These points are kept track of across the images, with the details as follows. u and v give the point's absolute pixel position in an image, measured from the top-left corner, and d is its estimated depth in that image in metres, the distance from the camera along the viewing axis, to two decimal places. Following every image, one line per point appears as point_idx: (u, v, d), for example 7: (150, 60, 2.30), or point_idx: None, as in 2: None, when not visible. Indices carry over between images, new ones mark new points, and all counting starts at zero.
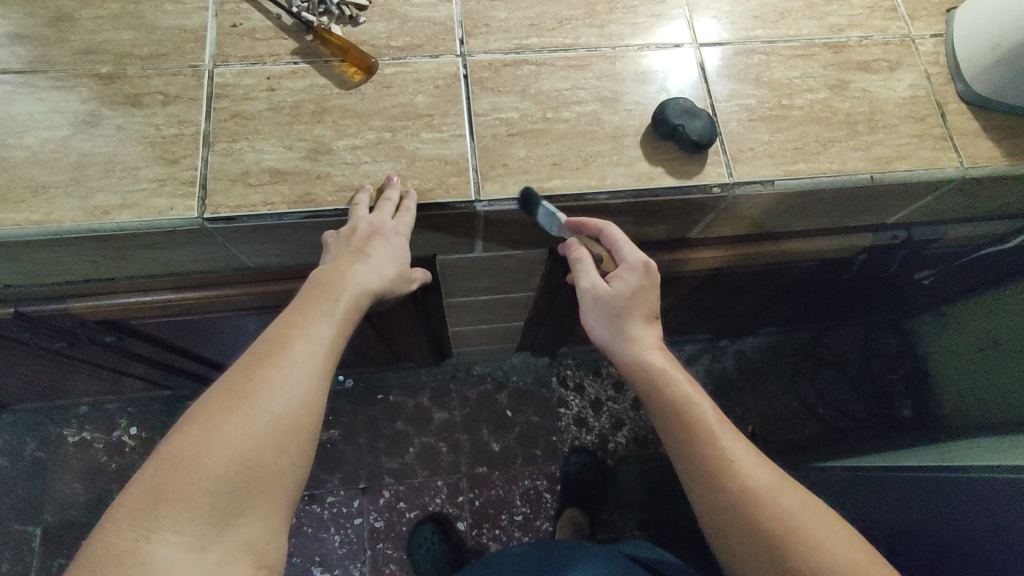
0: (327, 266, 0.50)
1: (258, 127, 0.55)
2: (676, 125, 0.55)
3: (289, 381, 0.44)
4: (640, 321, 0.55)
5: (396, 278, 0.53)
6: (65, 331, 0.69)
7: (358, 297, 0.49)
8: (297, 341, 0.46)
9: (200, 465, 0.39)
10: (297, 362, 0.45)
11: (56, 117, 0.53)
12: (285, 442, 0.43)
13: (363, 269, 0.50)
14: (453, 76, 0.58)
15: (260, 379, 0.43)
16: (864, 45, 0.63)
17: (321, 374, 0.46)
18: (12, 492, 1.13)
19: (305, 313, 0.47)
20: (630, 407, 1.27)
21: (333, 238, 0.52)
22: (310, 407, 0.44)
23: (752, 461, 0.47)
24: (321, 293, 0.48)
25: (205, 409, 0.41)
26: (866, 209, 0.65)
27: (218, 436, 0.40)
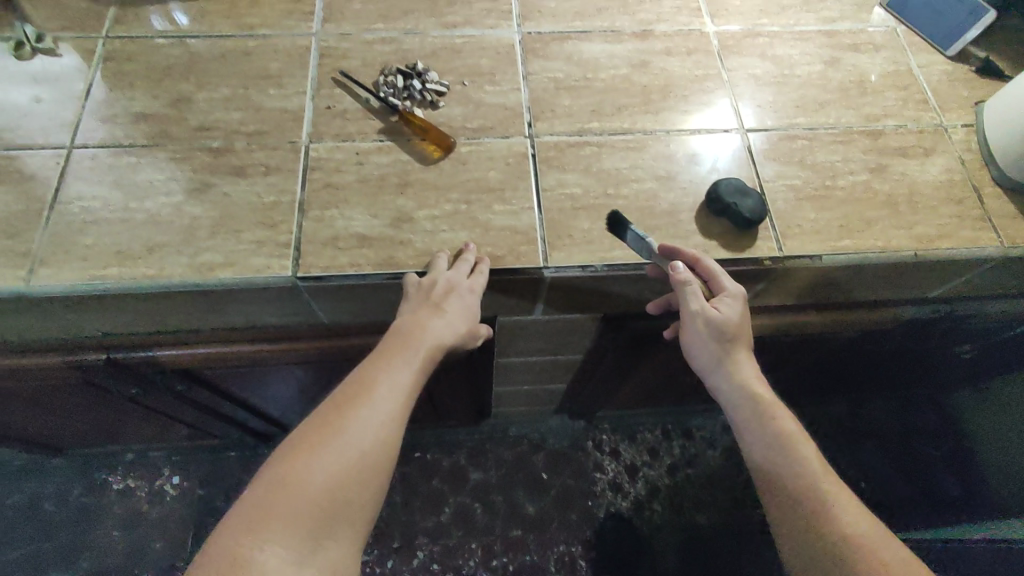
0: (406, 318, 0.54)
1: (347, 197, 0.61)
2: (730, 203, 0.60)
3: (371, 421, 0.48)
4: (740, 352, 0.58)
5: (466, 333, 0.56)
6: (144, 378, 0.74)
7: (433, 348, 0.53)
8: (380, 385, 0.50)
9: (295, 489, 0.43)
10: (380, 403, 0.49)
11: (172, 184, 0.60)
12: (368, 475, 0.46)
13: (438, 321, 0.53)
14: (522, 154, 0.64)
15: (347, 417, 0.47)
16: (899, 132, 0.68)
17: (400, 413, 0.50)
18: (55, 538, 1.14)
19: (387, 360, 0.52)
20: (666, 474, 1.26)
21: (411, 285, 0.56)
22: (390, 443, 0.48)
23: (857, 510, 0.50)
24: (401, 343, 0.52)
25: (299, 440, 0.46)
26: (910, 283, 0.68)
27: (312, 465, 0.45)
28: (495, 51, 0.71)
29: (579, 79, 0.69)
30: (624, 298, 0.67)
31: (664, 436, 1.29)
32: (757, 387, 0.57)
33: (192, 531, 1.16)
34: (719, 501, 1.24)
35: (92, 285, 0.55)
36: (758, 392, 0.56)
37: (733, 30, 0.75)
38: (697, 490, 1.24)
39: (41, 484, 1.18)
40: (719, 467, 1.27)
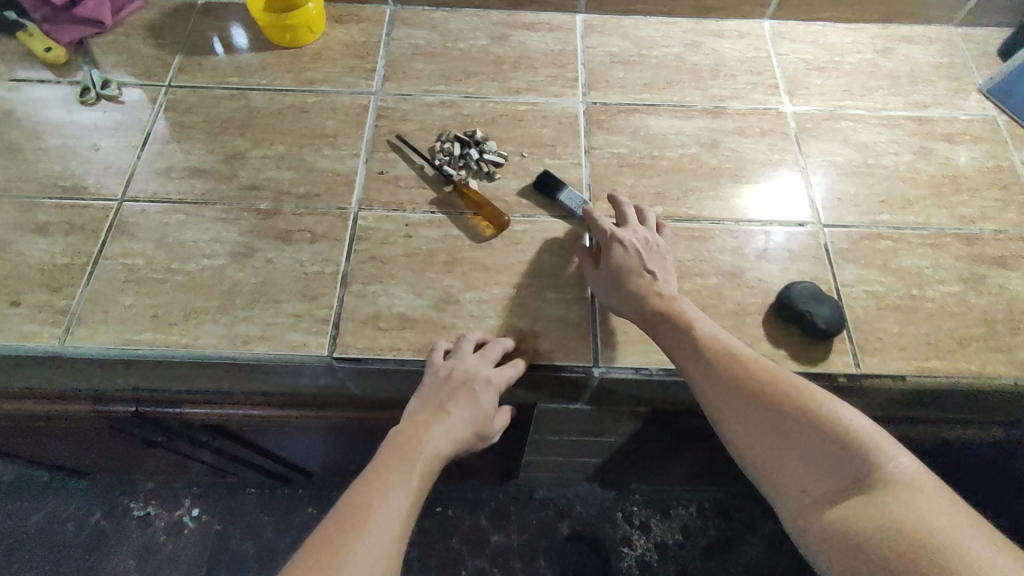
0: (409, 421, 0.49)
1: (393, 271, 0.58)
2: (803, 311, 0.54)
3: (364, 557, 0.40)
4: (640, 275, 0.53)
5: (474, 438, 0.50)
6: (170, 429, 0.72)
7: (434, 460, 0.46)
8: (376, 510, 0.42)
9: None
10: (375, 535, 0.41)
11: (216, 246, 0.58)
12: None
13: (440, 428, 0.47)
14: (579, 237, 0.60)
15: (337, 555, 0.39)
16: (998, 239, 0.62)
17: (398, 549, 0.41)
18: (71, 562, 1.14)
19: (384, 477, 0.44)
20: (699, 557, 1.18)
21: (429, 370, 0.52)
22: None
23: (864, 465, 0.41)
24: (400, 454, 0.46)
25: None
26: (1002, 408, 0.61)
27: None
28: (557, 121, 0.67)
29: (645, 157, 0.65)
30: (677, 399, 0.62)
31: (700, 515, 1.22)
32: (659, 296, 0.52)
33: (205, 568, 1.14)
34: None
35: (126, 350, 0.53)
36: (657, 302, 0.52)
37: (813, 111, 0.70)
38: None
39: (64, 504, 1.18)
40: (758, 555, 1.18)
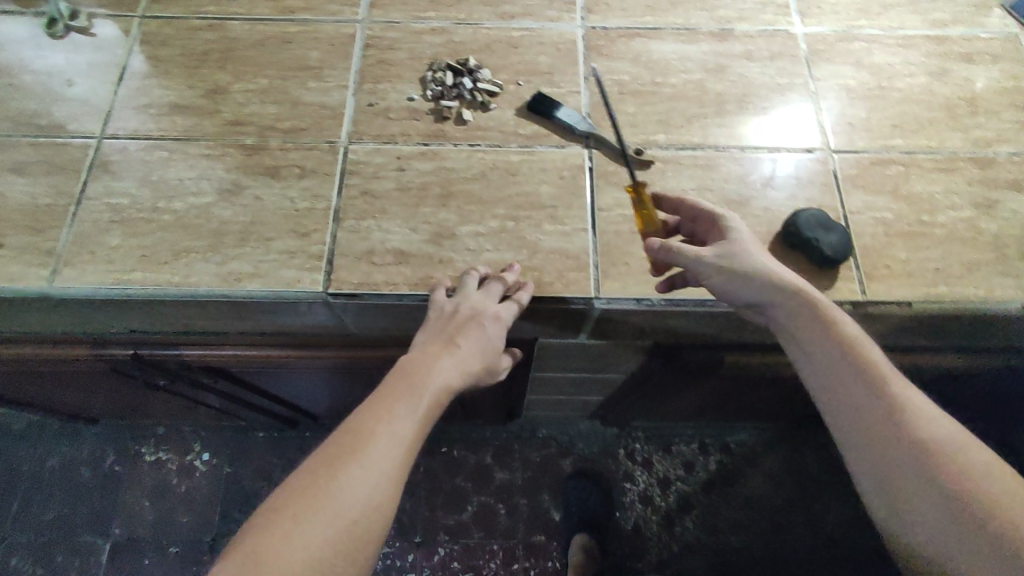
0: (415, 355, 0.48)
1: (386, 206, 0.56)
2: (809, 238, 0.53)
3: (365, 480, 0.41)
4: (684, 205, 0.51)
5: (481, 373, 0.50)
6: (171, 372, 0.72)
7: (440, 394, 0.46)
8: (379, 437, 0.43)
9: (267, 565, 0.37)
10: (376, 461, 0.42)
11: (202, 184, 0.56)
12: (355, 546, 0.40)
13: (449, 361, 0.47)
14: (578, 168, 0.58)
15: (339, 476, 0.41)
16: (1014, 162, 0.59)
17: (399, 475, 0.43)
18: (89, 501, 1.18)
19: (388, 406, 0.45)
20: (701, 490, 1.20)
21: (434, 307, 0.51)
22: (384, 510, 0.41)
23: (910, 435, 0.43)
24: (406, 384, 0.46)
25: (283, 504, 0.40)
26: (1007, 334, 0.60)
27: (294, 535, 0.39)
28: (554, 46, 0.64)
29: (645, 84, 0.62)
30: (677, 331, 0.61)
31: (702, 450, 1.23)
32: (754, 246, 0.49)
33: (219, 508, 1.19)
34: (756, 523, 1.18)
35: (117, 289, 0.52)
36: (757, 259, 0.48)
37: (825, 32, 0.66)
38: (734, 510, 1.19)
39: (77, 449, 1.21)
40: (758, 488, 1.20)
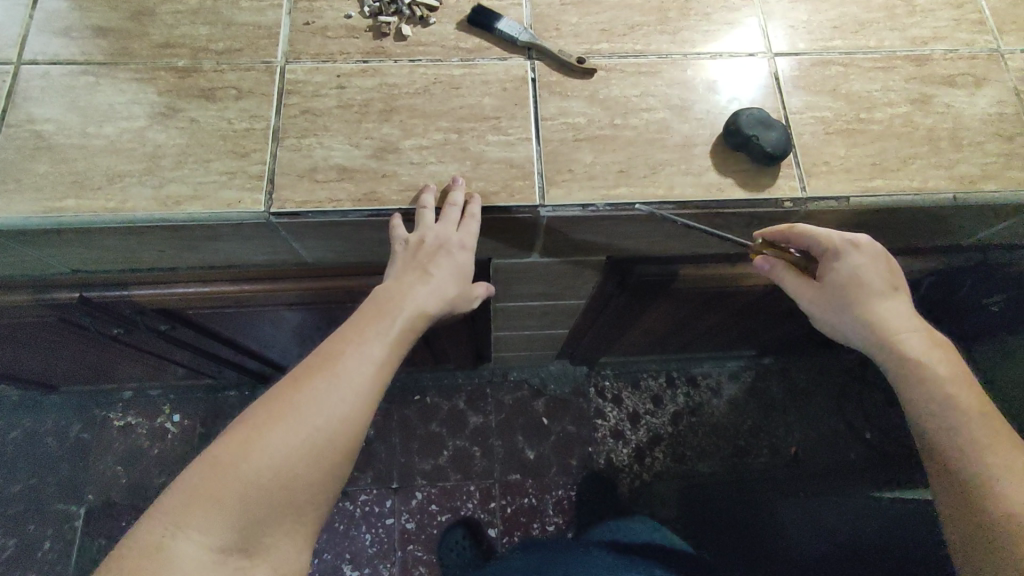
0: (387, 287, 0.49)
1: (327, 124, 0.55)
2: (750, 137, 0.53)
3: (335, 396, 0.44)
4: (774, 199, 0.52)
5: (457, 299, 0.51)
6: (124, 317, 0.71)
7: (413, 320, 0.48)
8: (350, 357, 0.45)
9: (235, 469, 0.41)
10: (346, 379, 0.44)
11: (134, 108, 0.54)
12: (319, 457, 0.42)
13: (422, 291, 0.49)
14: (521, 79, 0.57)
15: (308, 392, 0.43)
16: (948, 59, 0.60)
17: (367, 395, 0.45)
18: (57, 471, 1.19)
19: (363, 329, 0.47)
20: (669, 421, 1.24)
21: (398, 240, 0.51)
22: (351, 428, 0.44)
23: (1004, 455, 0.46)
24: (379, 312, 0.48)
25: (255, 415, 0.43)
26: (943, 230, 0.62)
27: (260, 444, 0.41)
28: None
29: None
30: (628, 242, 0.62)
31: (669, 384, 1.27)
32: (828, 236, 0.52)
33: None
34: (723, 450, 1.23)
35: (49, 218, 0.50)
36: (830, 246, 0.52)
37: None
38: (700, 437, 1.23)
39: (40, 420, 1.22)
40: (724, 416, 1.25)
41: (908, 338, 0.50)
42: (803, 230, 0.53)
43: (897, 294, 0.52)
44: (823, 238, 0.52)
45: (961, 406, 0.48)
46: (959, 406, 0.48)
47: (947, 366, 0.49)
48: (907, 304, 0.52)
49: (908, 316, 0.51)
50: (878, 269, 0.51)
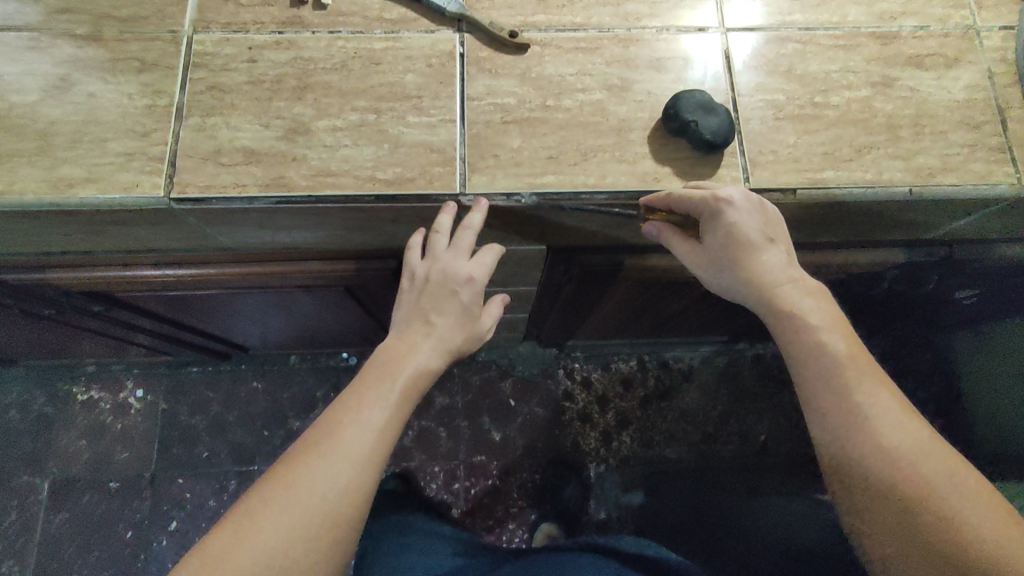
0: (396, 336, 0.50)
1: (235, 101, 0.51)
2: (689, 122, 0.49)
3: (331, 471, 0.43)
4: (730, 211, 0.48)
5: (463, 344, 0.52)
6: (51, 300, 0.70)
7: (416, 377, 0.48)
8: (347, 428, 0.45)
9: (230, 559, 0.41)
10: (343, 452, 0.44)
11: (26, 81, 0.50)
12: (320, 534, 0.42)
13: (426, 342, 0.49)
14: (448, 54, 0.53)
15: (303, 470, 0.43)
16: (918, 37, 0.55)
17: (367, 465, 0.45)
18: (21, 444, 1.23)
19: (362, 395, 0.47)
20: (638, 406, 1.26)
21: (409, 276, 0.52)
22: (353, 500, 0.44)
23: (896, 422, 0.45)
24: (382, 373, 0.48)
25: (252, 499, 0.43)
26: (901, 223, 0.59)
27: (262, 529, 0.42)
28: None
29: None
30: (566, 231, 0.59)
31: (640, 367, 1.28)
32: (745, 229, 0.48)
33: (156, 444, 1.25)
34: (691, 435, 1.24)
35: None
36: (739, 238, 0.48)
37: None
38: (668, 423, 1.25)
39: (4, 392, 1.26)
40: (694, 402, 1.26)
41: (787, 291, 0.49)
42: (681, 198, 0.48)
43: (774, 244, 0.49)
44: (700, 202, 0.47)
45: (851, 378, 0.47)
46: (847, 372, 0.47)
47: (823, 311, 0.49)
48: (819, 300, 0.49)
49: (786, 264, 0.49)
50: (755, 221, 0.48)
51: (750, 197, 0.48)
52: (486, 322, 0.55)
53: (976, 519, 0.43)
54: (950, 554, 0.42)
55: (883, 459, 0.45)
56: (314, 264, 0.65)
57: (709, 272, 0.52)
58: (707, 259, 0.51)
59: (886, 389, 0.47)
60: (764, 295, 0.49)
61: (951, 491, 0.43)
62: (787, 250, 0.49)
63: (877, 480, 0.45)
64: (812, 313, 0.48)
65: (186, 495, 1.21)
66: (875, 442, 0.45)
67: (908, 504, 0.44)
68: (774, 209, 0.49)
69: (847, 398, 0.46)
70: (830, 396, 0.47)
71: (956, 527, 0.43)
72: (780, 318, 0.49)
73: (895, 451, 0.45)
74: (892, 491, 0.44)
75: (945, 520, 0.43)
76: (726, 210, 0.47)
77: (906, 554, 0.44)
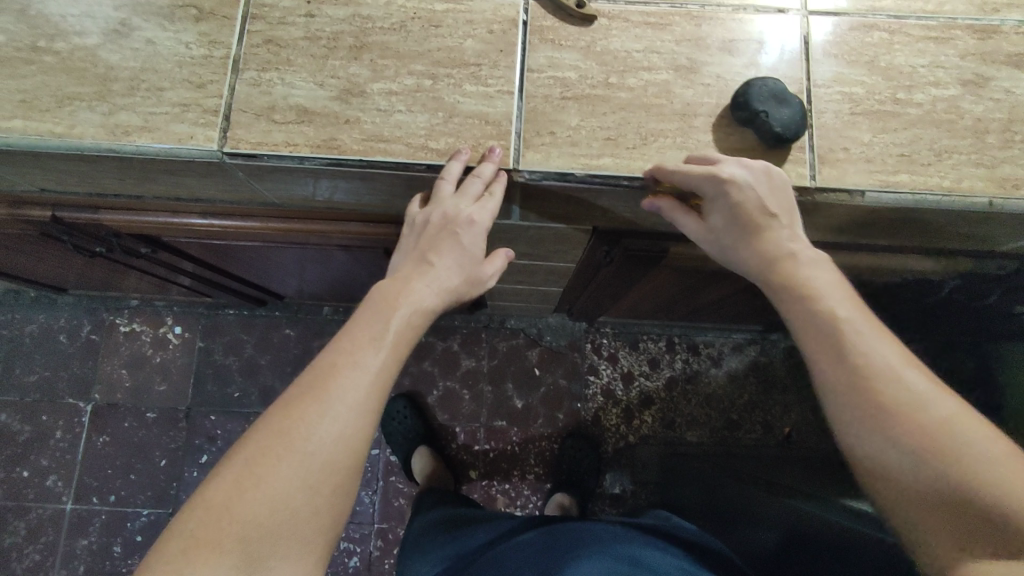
0: (391, 279, 0.50)
1: (291, 57, 0.50)
2: (760, 112, 0.46)
3: (327, 418, 0.43)
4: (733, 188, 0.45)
5: (464, 286, 0.51)
6: (101, 238, 0.72)
7: (411, 315, 0.48)
8: (342, 371, 0.45)
9: (229, 513, 0.40)
10: (337, 397, 0.43)
11: (87, 22, 0.50)
12: (319, 480, 0.42)
13: (422, 281, 0.49)
14: (511, 21, 0.51)
15: (298, 419, 0.43)
16: (1020, 33, 0.51)
17: (364, 409, 0.44)
18: (68, 368, 1.30)
19: (354, 338, 0.46)
20: (662, 386, 1.27)
21: (410, 223, 0.51)
22: (350, 443, 0.43)
23: (896, 374, 0.43)
24: (373, 314, 0.47)
25: (247, 452, 0.42)
26: (970, 234, 0.55)
27: (256, 481, 0.41)
28: None
29: None
30: (615, 214, 0.57)
31: (668, 348, 1.29)
32: (749, 200, 0.45)
33: (192, 378, 1.30)
34: (713, 420, 1.26)
35: None
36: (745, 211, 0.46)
37: None
38: (691, 406, 1.26)
39: (54, 318, 1.32)
40: (720, 387, 1.27)
41: (791, 263, 0.47)
42: (686, 175, 0.45)
43: (779, 218, 0.46)
44: (705, 180, 0.45)
45: (847, 339, 0.44)
46: (844, 332, 0.45)
47: (824, 277, 0.47)
48: (825, 263, 0.48)
49: (790, 238, 0.47)
50: (761, 195, 0.46)
51: (753, 169, 0.45)
52: (488, 270, 0.53)
53: (992, 462, 0.40)
54: (974, 507, 0.39)
55: (888, 418, 0.42)
56: (355, 226, 0.65)
57: (714, 248, 0.50)
58: (714, 235, 0.49)
59: (886, 342, 0.45)
60: (769, 268, 0.48)
61: (963, 438, 0.41)
62: (793, 220, 0.47)
63: (886, 441, 0.42)
64: (815, 277, 0.47)
65: (217, 431, 1.27)
66: (877, 400, 0.43)
67: (920, 459, 0.41)
68: (781, 178, 0.47)
69: (847, 358, 0.44)
70: (830, 358, 0.45)
71: (972, 478, 0.40)
72: (782, 290, 0.47)
73: (898, 406, 0.42)
74: (899, 449, 0.42)
75: (962, 470, 0.40)
76: (732, 189, 0.45)
77: (925, 513, 0.41)
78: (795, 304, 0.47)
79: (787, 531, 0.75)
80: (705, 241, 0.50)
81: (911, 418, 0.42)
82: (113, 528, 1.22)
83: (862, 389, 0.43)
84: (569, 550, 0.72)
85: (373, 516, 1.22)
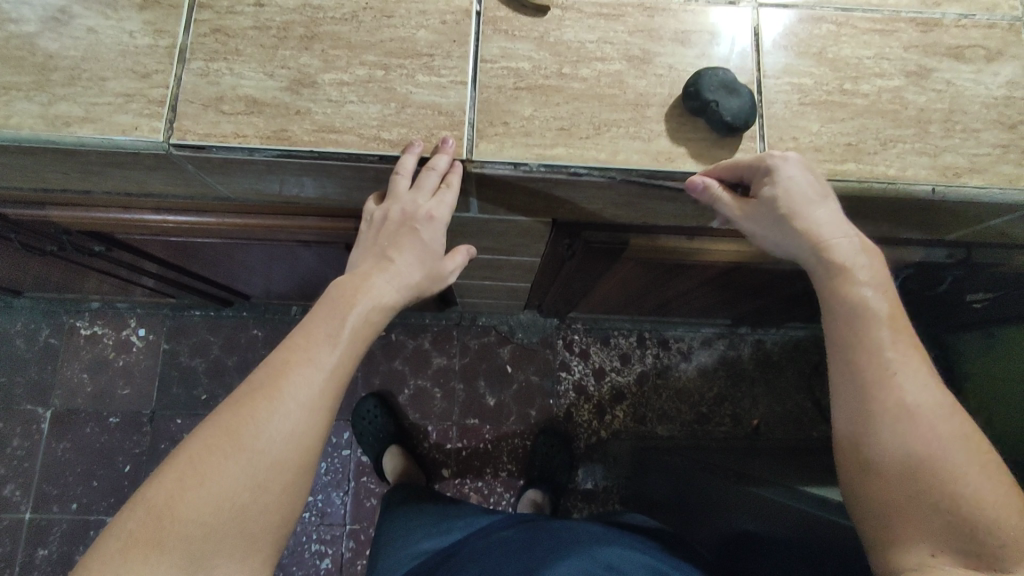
0: (350, 275, 0.49)
1: (239, 47, 0.49)
2: (710, 101, 0.47)
3: (278, 415, 0.42)
4: (786, 174, 0.45)
5: (425, 281, 0.51)
6: (51, 236, 0.70)
7: (370, 312, 0.47)
8: (297, 367, 0.44)
9: (172, 512, 0.39)
10: (289, 394, 0.43)
11: (25, 10, 0.49)
12: (269, 480, 0.41)
13: (382, 277, 0.48)
14: (463, 12, 0.50)
15: (247, 416, 0.42)
16: (961, 26, 0.52)
17: (318, 405, 0.43)
18: (26, 373, 1.26)
19: (309, 335, 0.45)
20: (634, 381, 1.28)
21: (368, 219, 0.51)
22: (302, 440, 0.43)
23: (923, 385, 0.44)
24: (330, 310, 0.46)
25: (192, 449, 0.41)
26: (919, 223, 0.57)
27: (201, 481, 0.40)
28: None
29: None
30: (574, 205, 0.57)
31: (639, 344, 1.30)
32: (803, 187, 0.45)
33: (157, 382, 1.27)
34: (684, 414, 1.27)
35: None
36: (797, 198, 0.45)
37: None
38: (662, 401, 1.27)
39: (11, 321, 1.28)
40: (689, 381, 1.29)
41: (840, 246, 0.46)
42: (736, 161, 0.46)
43: (829, 201, 0.45)
44: (753, 163, 0.45)
45: (883, 338, 0.44)
46: (884, 331, 0.45)
47: (869, 267, 0.46)
48: (872, 260, 0.46)
49: (842, 222, 0.46)
50: (811, 177, 0.45)
51: (803, 158, 0.45)
52: (449, 265, 0.53)
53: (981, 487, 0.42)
54: (962, 526, 0.41)
55: (907, 420, 0.43)
56: (313, 220, 0.64)
57: (759, 235, 0.48)
58: (762, 221, 0.47)
59: (919, 354, 0.45)
60: (814, 253, 0.46)
61: (968, 459, 0.43)
62: (842, 209, 0.46)
63: (894, 442, 0.43)
64: (861, 270, 0.46)
65: (184, 435, 1.24)
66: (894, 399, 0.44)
67: (926, 467, 0.42)
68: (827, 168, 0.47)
69: (884, 355, 0.44)
70: (862, 351, 0.45)
71: (967, 499, 0.41)
72: (828, 277, 0.46)
73: (917, 412, 0.43)
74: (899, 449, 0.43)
75: (955, 487, 0.42)
76: (783, 165, 0.44)
77: (904, 514, 0.43)
78: (836, 287, 0.46)
79: (754, 525, 0.76)
80: (750, 228, 0.48)
81: (918, 426, 0.43)
82: (74, 536, 1.18)
83: (874, 387, 0.44)
84: (547, 548, 0.71)
85: (345, 517, 1.20)
